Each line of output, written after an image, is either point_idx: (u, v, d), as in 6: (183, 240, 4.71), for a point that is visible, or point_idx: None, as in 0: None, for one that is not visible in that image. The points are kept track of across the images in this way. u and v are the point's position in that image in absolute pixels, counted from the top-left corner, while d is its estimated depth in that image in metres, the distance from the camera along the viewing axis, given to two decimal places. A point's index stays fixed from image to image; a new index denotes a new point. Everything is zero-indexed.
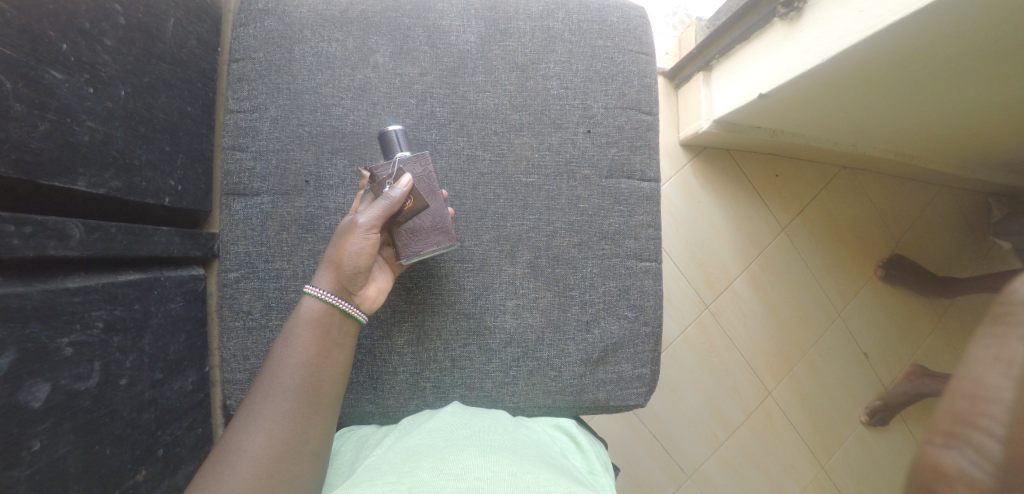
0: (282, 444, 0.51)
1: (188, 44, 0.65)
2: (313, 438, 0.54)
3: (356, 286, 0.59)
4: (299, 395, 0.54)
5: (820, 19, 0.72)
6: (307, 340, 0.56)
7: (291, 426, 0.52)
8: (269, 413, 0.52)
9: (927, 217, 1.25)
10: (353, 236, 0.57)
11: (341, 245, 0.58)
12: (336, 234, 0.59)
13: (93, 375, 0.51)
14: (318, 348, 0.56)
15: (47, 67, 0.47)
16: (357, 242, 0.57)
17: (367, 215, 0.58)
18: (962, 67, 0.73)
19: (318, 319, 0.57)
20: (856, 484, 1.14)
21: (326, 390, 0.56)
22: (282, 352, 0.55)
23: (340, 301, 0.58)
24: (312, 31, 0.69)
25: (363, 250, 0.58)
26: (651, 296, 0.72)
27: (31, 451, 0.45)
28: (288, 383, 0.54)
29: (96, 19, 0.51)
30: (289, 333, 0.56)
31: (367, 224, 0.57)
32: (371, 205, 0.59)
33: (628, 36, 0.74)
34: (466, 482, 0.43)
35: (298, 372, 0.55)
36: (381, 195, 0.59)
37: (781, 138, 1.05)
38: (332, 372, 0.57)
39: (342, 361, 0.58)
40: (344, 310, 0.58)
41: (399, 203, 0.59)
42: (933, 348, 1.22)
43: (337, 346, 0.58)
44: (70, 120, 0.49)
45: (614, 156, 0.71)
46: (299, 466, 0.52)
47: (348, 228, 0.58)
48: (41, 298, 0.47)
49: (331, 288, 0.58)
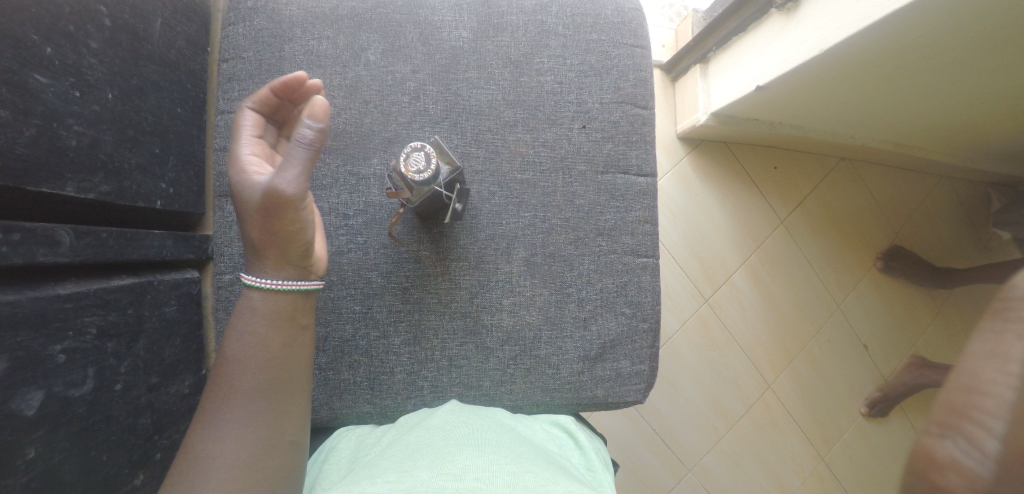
0: (258, 440, 0.51)
1: (177, 45, 0.65)
2: (289, 431, 0.53)
3: (301, 259, 0.56)
4: (265, 391, 0.53)
5: (819, 9, 0.71)
6: (265, 333, 0.54)
7: (263, 422, 0.52)
8: (239, 411, 0.51)
9: (927, 207, 1.24)
10: (296, 208, 0.52)
11: (281, 221, 0.52)
12: (258, 209, 0.52)
13: (87, 382, 0.51)
14: (282, 341, 0.55)
15: (31, 71, 0.46)
16: (300, 214, 0.53)
17: (297, 177, 0.51)
18: (966, 56, 0.71)
19: (279, 312, 0.55)
20: (856, 475, 1.14)
21: (296, 378, 0.55)
22: (242, 349, 0.53)
23: (297, 281, 0.56)
24: (302, 29, 0.68)
25: (300, 214, 0.53)
26: (649, 292, 0.71)
27: (26, 459, 0.45)
28: (252, 382, 0.52)
29: (81, 22, 0.51)
30: (244, 330, 0.54)
31: (304, 189, 0.52)
32: (290, 160, 0.51)
33: (622, 30, 0.73)
34: (465, 482, 0.43)
35: (260, 368, 0.53)
36: (295, 144, 0.51)
37: (779, 130, 1.04)
38: (298, 360, 0.56)
39: (306, 347, 0.57)
40: (298, 287, 0.56)
41: (319, 145, 0.52)
42: (934, 338, 1.22)
43: (300, 328, 0.57)
44: (56, 125, 0.48)
45: (610, 152, 0.71)
46: (280, 458, 0.52)
47: (282, 202, 0.51)
48: (32, 305, 0.46)
49: (289, 272, 0.56)
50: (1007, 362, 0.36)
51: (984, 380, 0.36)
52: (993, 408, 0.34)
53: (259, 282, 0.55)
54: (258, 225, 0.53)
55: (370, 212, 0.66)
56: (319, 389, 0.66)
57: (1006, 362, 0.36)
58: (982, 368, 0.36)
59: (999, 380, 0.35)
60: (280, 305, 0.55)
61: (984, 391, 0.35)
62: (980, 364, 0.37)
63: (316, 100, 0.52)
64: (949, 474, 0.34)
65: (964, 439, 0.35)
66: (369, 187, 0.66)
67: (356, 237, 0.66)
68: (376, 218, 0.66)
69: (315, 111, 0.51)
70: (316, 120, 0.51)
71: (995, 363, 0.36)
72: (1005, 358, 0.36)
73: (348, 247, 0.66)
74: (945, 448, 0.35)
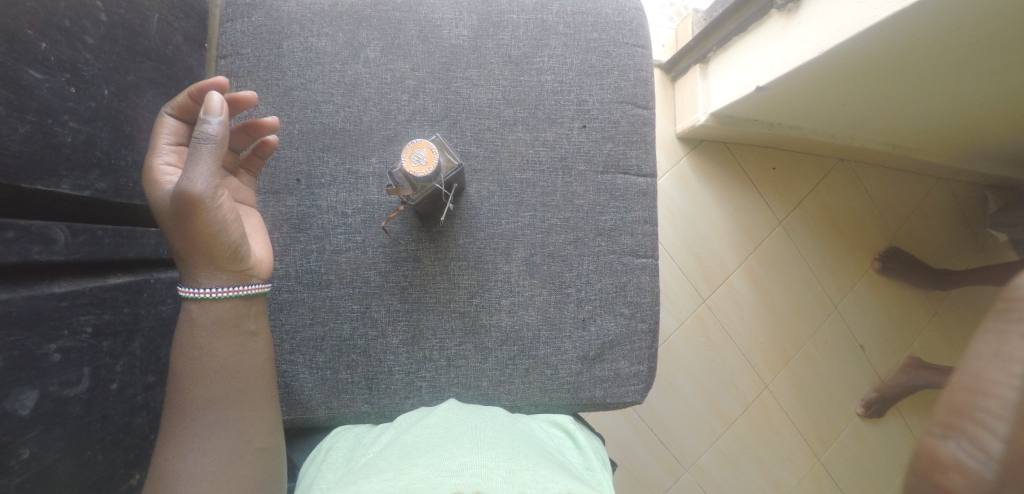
0: (225, 452, 0.51)
1: (174, 41, 0.66)
2: (255, 438, 0.53)
3: (232, 264, 0.53)
4: (223, 400, 0.52)
5: (820, 9, 0.71)
6: (214, 342, 0.52)
7: (227, 431, 0.51)
8: (200, 426, 0.51)
9: (924, 209, 1.25)
10: (209, 209, 0.49)
11: (196, 224, 0.50)
12: (172, 215, 0.49)
13: (83, 381, 0.50)
14: (232, 349, 0.53)
15: (26, 67, 0.46)
16: (216, 214, 0.50)
17: (201, 174, 0.48)
18: (963, 59, 0.72)
19: (222, 321, 0.53)
20: (852, 476, 1.15)
21: (254, 386, 0.54)
22: (191, 364, 0.52)
23: (236, 287, 0.53)
24: (301, 25, 0.68)
25: (219, 215, 0.50)
26: (648, 293, 0.71)
27: (20, 460, 0.44)
28: (207, 393, 0.51)
29: (76, 17, 0.51)
30: (189, 345, 0.52)
31: (212, 186, 0.49)
32: (194, 159, 0.49)
33: (623, 29, 0.73)
34: (462, 479, 0.43)
35: (212, 381, 0.52)
36: (196, 141, 0.49)
37: (779, 130, 1.04)
38: (253, 367, 0.54)
39: (261, 353, 0.55)
40: (245, 292, 0.54)
41: (224, 138, 0.50)
42: (930, 339, 1.22)
43: (251, 334, 0.55)
44: (50, 121, 0.48)
45: (610, 152, 0.71)
46: (249, 466, 0.52)
47: (190, 203, 0.48)
48: (27, 305, 0.45)
49: (224, 279, 0.53)
50: (1009, 362, 0.36)
51: (987, 380, 0.36)
52: (996, 409, 0.34)
53: (197, 293, 0.52)
54: (177, 230, 0.50)
55: (369, 210, 0.66)
56: (318, 388, 0.65)
57: (1008, 362, 0.36)
58: (984, 368, 0.36)
59: (1001, 381, 0.35)
60: (223, 313, 0.53)
61: (986, 391, 0.35)
62: (981, 364, 0.37)
63: (211, 95, 0.50)
64: (952, 475, 0.34)
65: (967, 440, 0.35)
66: (367, 185, 0.66)
67: (354, 236, 0.65)
68: (375, 217, 0.66)
69: (211, 106, 0.50)
70: (214, 115, 0.49)
71: (997, 364, 0.36)
72: (1008, 358, 0.36)
73: (347, 246, 0.65)
74: (947, 449, 0.35)
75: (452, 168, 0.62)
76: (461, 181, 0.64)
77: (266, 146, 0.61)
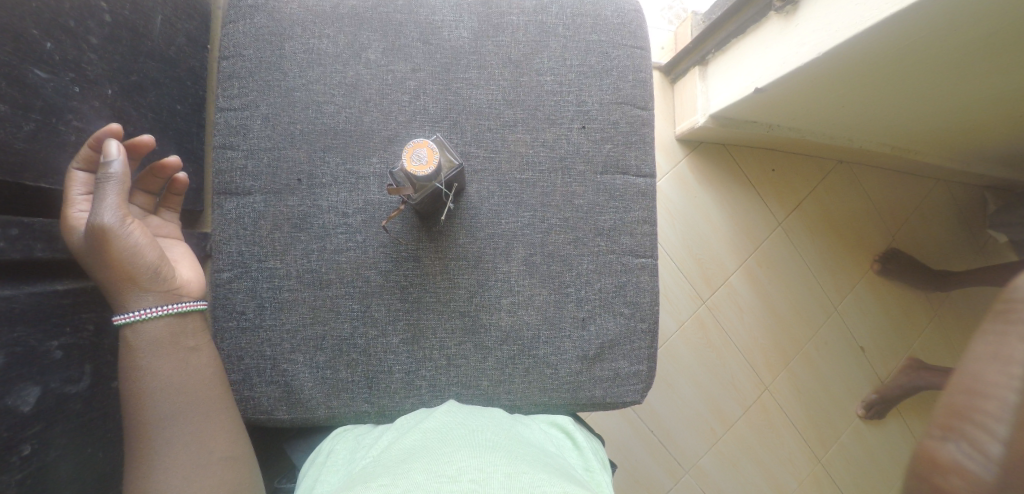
0: (187, 464, 0.51)
1: (177, 42, 0.67)
2: (218, 446, 0.53)
3: (159, 287, 0.54)
4: (179, 414, 0.52)
5: (821, 10, 0.71)
6: (158, 361, 0.52)
7: (182, 446, 0.51)
8: (157, 442, 0.51)
9: (923, 210, 1.25)
10: (121, 240, 0.51)
11: (110, 257, 0.51)
12: (90, 256, 0.50)
13: (84, 378, 0.51)
14: (175, 364, 0.53)
15: (31, 67, 0.48)
16: (128, 242, 0.51)
17: (108, 207, 0.50)
18: (964, 59, 0.72)
19: (159, 341, 0.53)
20: (853, 479, 1.14)
21: (207, 398, 0.54)
22: (133, 387, 0.51)
23: (167, 305, 0.54)
24: (302, 27, 0.68)
25: (139, 247, 0.52)
26: (647, 292, 0.71)
27: (22, 456, 0.45)
28: (156, 410, 0.51)
29: (81, 18, 0.53)
30: (128, 367, 0.52)
31: (119, 216, 0.50)
32: (99, 198, 0.50)
33: (622, 31, 0.73)
34: (460, 484, 0.42)
35: (163, 397, 0.52)
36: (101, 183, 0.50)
37: (778, 132, 1.05)
38: (201, 381, 0.54)
39: (207, 367, 0.55)
40: (176, 310, 0.54)
41: (127, 177, 0.52)
42: (931, 340, 1.22)
43: (190, 350, 0.55)
44: (55, 120, 0.51)
45: (609, 153, 0.71)
46: (214, 476, 0.52)
47: (103, 239, 0.50)
48: (29, 301, 0.46)
49: (152, 298, 0.53)
50: (1008, 364, 0.36)
51: (985, 382, 0.36)
52: (996, 410, 0.35)
53: (127, 317, 0.52)
54: (94, 267, 0.51)
55: (369, 210, 0.66)
56: (317, 388, 0.65)
57: (1008, 364, 0.36)
58: (983, 369, 0.37)
59: (1000, 383, 0.35)
60: (158, 334, 0.53)
61: (985, 393, 0.36)
62: (980, 366, 0.37)
63: (108, 141, 0.51)
64: (950, 476, 0.34)
65: (966, 442, 0.35)
66: (368, 186, 0.66)
67: (354, 236, 0.66)
68: (375, 217, 0.66)
69: (109, 151, 0.51)
70: (113, 157, 0.51)
71: (996, 365, 0.36)
72: (1008, 360, 0.36)
73: (347, 246, 0.65)
74: (947, 451, 0.35)
75: (454, 171, 0.62)
76: (460, 179, 0.65)
77: (178, 184, 0.61)
